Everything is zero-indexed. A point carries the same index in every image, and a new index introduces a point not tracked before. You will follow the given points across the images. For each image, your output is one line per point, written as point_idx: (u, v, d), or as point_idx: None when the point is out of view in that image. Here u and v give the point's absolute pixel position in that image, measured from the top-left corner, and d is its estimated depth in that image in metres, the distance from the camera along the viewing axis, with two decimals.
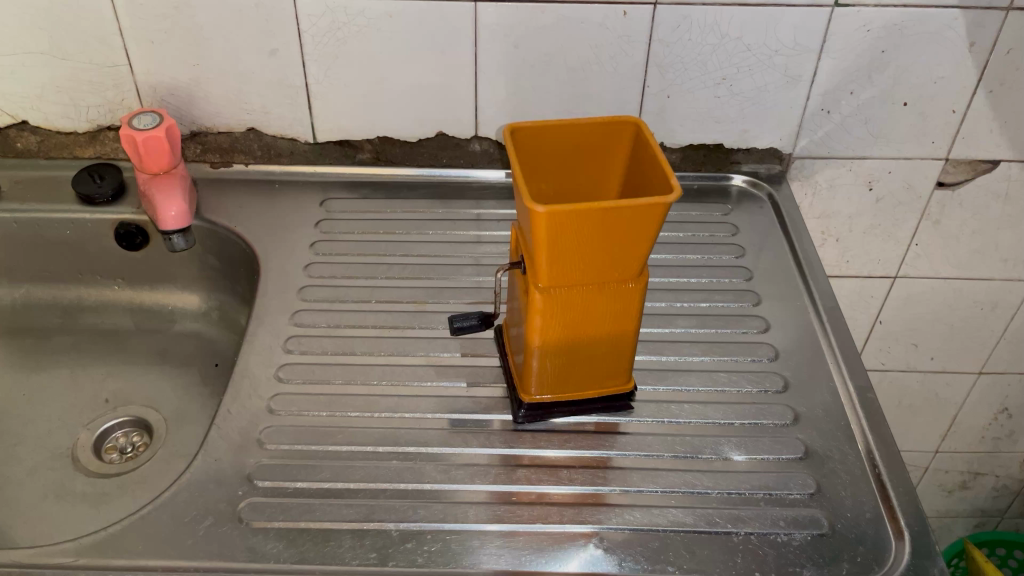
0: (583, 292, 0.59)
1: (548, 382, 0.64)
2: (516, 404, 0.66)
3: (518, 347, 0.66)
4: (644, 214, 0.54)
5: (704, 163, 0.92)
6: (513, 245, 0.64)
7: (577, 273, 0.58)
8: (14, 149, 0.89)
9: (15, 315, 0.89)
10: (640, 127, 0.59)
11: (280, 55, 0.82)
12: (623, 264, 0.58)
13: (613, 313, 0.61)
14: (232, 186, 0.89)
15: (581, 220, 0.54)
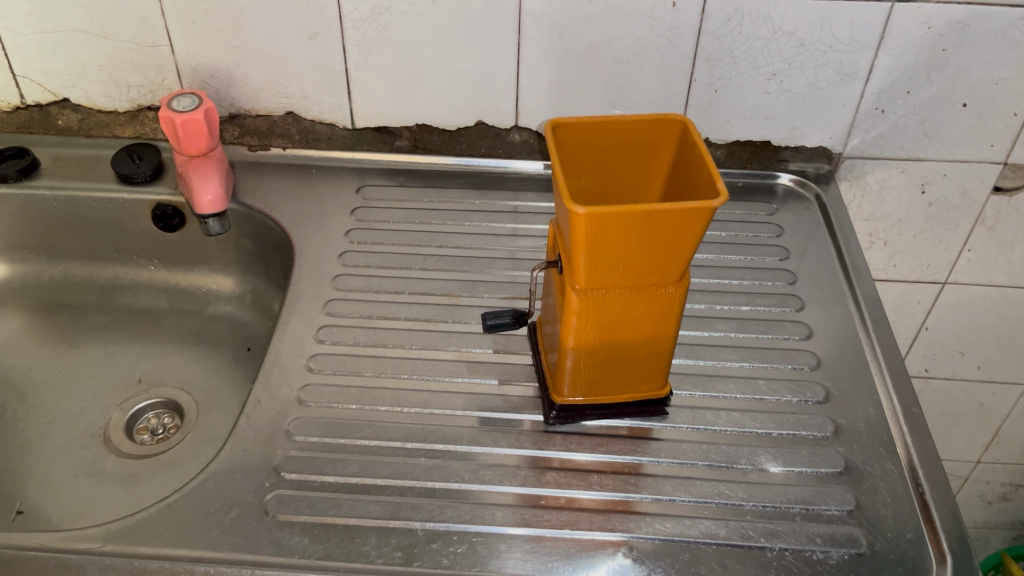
0: (621, 295, 0.58)
1: (581, 384, 0.63)
2: (547, 404, 0.65)
3: (552, 345, 0.65)
4: (689, 219, 0.52)
5: (750, 160, 0.89)
6: (551, 241, 0.63)
7: (615, 275, 0.56)
8: (55, 127, 0.90)
9: (53, 291, 0.90)
10: (687, 126, 0.57)
11: (320, 39, 0.81)
12: (664, 268, 0.56)
13: (652, 317, 0.59)
14: (269, 170, 0.89)
15: (622, 223, 0.52)
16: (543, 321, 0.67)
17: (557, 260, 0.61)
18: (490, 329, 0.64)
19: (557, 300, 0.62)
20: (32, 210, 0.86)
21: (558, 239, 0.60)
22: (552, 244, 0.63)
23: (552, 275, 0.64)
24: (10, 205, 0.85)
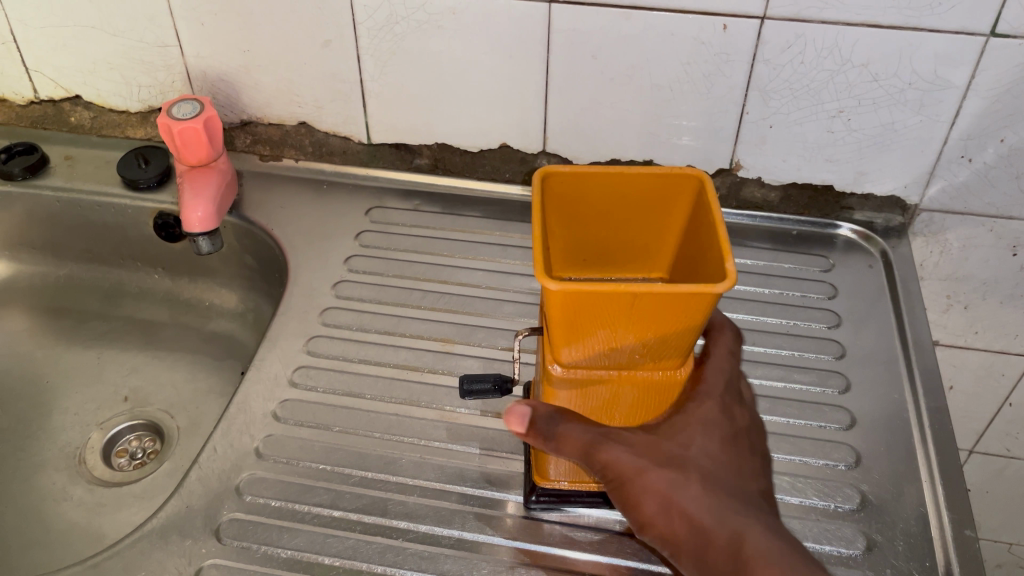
0: (609, 378, 0.49)
1: (565, 474, 0.54)
2: (527, 488, 0.56)
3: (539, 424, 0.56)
4: (686, 304, 0.43)
5: (807, 207, 0.79)
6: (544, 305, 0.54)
7: (603, 356, 0.48)
8: (68, 123, 0.86)
9: (56, 294, 0.87)
10: (703, 185, 0.48)
11: (333, 47, 0.74)
12: (659, 351, 0.48)
13: (646, 403, 0.51)
14: (280, 183, 0.83)
15: (605, 301, 0.43)
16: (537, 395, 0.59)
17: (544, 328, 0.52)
18: (468, 395, 0.55)
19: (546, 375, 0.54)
20: (37, 210, 0.83)
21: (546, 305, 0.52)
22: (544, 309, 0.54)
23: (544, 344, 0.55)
24: (15, 203, 0.82)
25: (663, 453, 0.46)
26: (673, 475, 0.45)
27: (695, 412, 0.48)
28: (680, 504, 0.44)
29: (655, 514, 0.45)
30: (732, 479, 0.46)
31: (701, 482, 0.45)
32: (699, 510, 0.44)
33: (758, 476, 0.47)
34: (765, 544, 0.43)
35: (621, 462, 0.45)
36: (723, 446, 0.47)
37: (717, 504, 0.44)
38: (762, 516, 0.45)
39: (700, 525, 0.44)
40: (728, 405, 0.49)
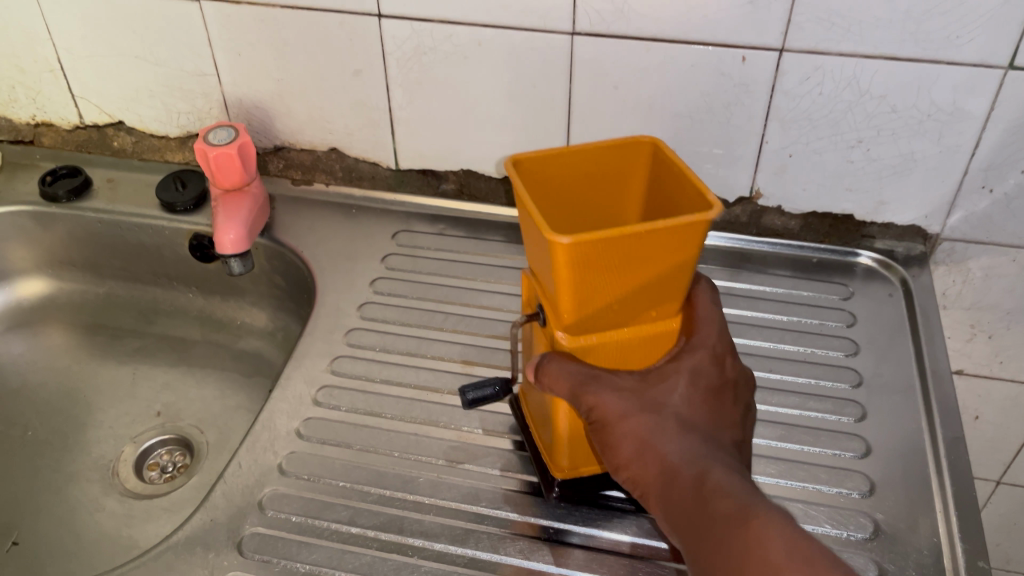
0: (614, 334, 0.51)
1: (580, 459, 0.57)
2: (546, 485, 0.59)
3: (540, 413, 0.59)
4: (687, 235, 0.46)
5: (828, 235, 0.79)
6: (528, 291, 0.56)
7: (609, 315, 0.49)
8: (111, 148, 0.90)
9: (95, 311, 0.90)
10: (658, 145, 0.53)
11: (363, 76, 0.77)
12: (662, 297, 0.50)
13: (648, 352, 0.53)
14: (310, 207, 0.86)
15: (614, 250, 0.44)
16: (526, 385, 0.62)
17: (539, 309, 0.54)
18: (473, 403, 0.60)
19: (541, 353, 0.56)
20: (78, 230, 0.86)
21: (540, 286, 0.53)
22: (529, 294, 0.56)
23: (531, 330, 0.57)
24: (58, 224, 0.86)
25: (648, 399, 0.50)
26: (650, 418, 0.50)
27: (686, 359, 0.52)
28: (655, 441, 0.49)
29: (632, 450, 0.50)
30: (705, 427, 0.50)
31: (676, 423, 0.50)
32: (670, 447, 0.49)
33: (733, 431, 0.52)
34: (727, 481, 0.46)
35: (606, 399, 0.50)
36: (703, 395, 0.51)
37: (688, 443, 0.49)
38: (731, 459, 0.49)
39: (671, 465, 0.48)
40: (718, 355, 0.53)
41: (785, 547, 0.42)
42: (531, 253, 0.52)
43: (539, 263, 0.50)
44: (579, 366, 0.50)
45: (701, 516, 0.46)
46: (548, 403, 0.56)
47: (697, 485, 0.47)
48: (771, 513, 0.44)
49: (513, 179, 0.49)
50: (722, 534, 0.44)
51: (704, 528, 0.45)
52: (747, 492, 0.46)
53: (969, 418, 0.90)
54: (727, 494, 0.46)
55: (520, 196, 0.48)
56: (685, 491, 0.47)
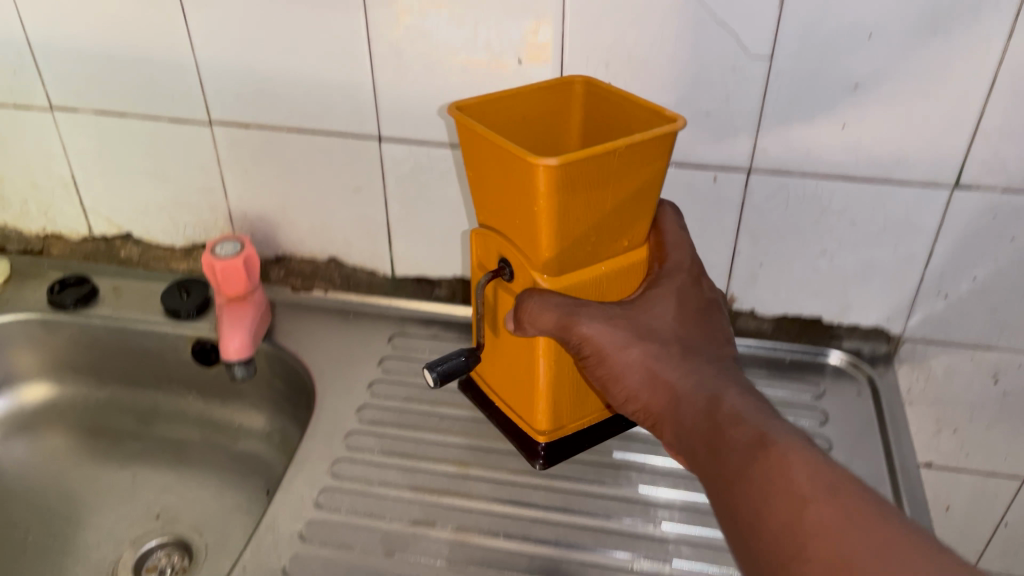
0: (586, 260, 0.59)
1: (558, 416, 0.66)
2: (530, 455, 0.68)
3: (512, 380, 0.67)
4: (648, 152, 0.55)
5: (800, 334, 0.84)
6: (491, 249, 0.64)
7: (582, 246, 0.57)
8: (117, 258, 0.94)
9: (96, 415, 0.93)
10: (588, 82, 0.66)
11: (363, 192, 0.83)
12: (626, 223, 0.59)
13: (615, 279, 0.61)
14: (308, 313, 0.90)
15: (588, 169, 0.52)
16: (489, 362, 0.70)
17: (508, 256, 0.61)
18: (443, 376, 0.64)
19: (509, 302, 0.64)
20: (83, 336, 0.90)
21: (510, 233, 0.60)
22: (492, 252, 0.64)
23: (492, 287, 0.65)
24: (64, 330, 0.89)
25: (643, 326, 0.56)
26: (650, 344, 0.55)
27: (666, 283, 0.60)
28: (656, 367, 0.54)
29: (636, 375, 0.55)
30: (701, 346, 0.56)
31: (671, 350, 0.55)
32: (674, 375, 0.53)
33: (725, 344, 0.57)
34: (741, 403, 0.49)
35: (603, 332, 0.55)
36: (687, 319, 0.58)
37: (689, 371, 0.53)
38: (728, 373, 0.53)
39: (679, 394, 0.52)
40: (696, 281, 0.60)
41: (798, 456, 0.44)
42: (496, 204, 0.60)
43: (511, 205, 0.57)
44: (564, 300, 0.56)
45: (718, 443, 0.48)
46: (524, 361, 0.64)
47: (709, 401, 0.50)
48: (783, 431, 0.46)
49: (470, 128, 0.57)
50: (738, 452, 0.46)
51: (719, 449, 0.47)
52: (756, 413, 0.48)
53: (940, 509, 0.94)
54: (741, 422, 0.47)
55: (486, 142, 0.55)
56: (694, 414, 0.51)
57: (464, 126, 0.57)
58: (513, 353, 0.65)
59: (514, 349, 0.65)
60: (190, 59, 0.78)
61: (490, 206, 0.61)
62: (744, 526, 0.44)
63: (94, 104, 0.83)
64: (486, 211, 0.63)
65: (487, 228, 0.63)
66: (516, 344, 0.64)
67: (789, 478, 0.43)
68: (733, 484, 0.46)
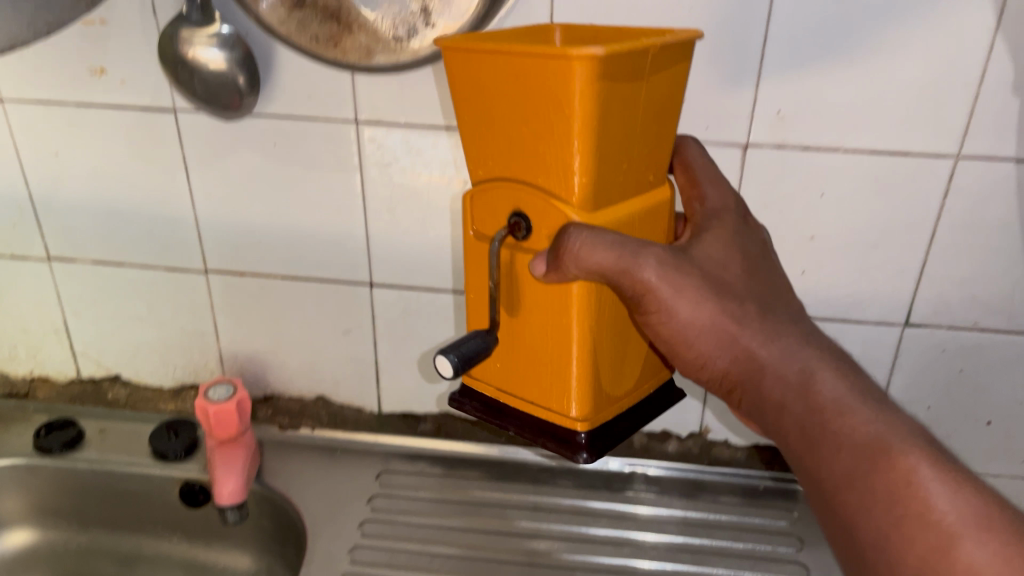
0: (616, 196, 0.51)
1: (596, 396, 0.53)
2: (571, 449, 0.53)
3: (532, 365, 0.54)
4: (674, 60, 0.49)
5: (771, 462, 0.89)
6: (498, 203, 0.52)
7: (614, 172, 0.49)
8: (104, 399, 0.95)
9: (76, 560, 0.91)
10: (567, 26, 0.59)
11: (353, 334, 0.87)
12: (652, 148, 0.52)
13: (646, 219, 0.53)
14: (296, 451, 0.92)
15: (623, 64, 0.45)
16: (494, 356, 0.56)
17: (525, 206, 0.50)
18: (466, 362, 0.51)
19: (529, 270, 0.52)
20: (67, 480, 0.90)
21: (525, 169, 0.50)
22: (499, 206, 0.52)
23: (503, 257, 0.53)
24: (47, 474, 0.90)
25: (714, 275, 0.50)
26: (729, 299, 0.49)
27: (719, 226, 0.55)
28: (735, 321, 0.49)
29: (707, 342, 0.49)
30: (771, 298, 0.52)
31: (746, 302, 0.50)
32: (760, 345, 0.49)
33: (786, 288, 0.54)
34: (839, 390, 0.47)
35: (665, 270, 0.48)
36: (745, 258, 0.53)
37: (774, 338, 0.49)
38: (810, 339, 0.50)
39: (768, 364, 0.48)
40: (746, 222, 0.56)
41: (931, 478, 0.43)
42: (508, 142, 0.50)
43: (530, 131, 0.48)
44: (618, 237, 0.47)
45: (823, 436, 0.46)
46: (552, 330, 0.52)
47: (799, 386, 0.47)
48: (904, 438, 0.44)
49: (469, 55, 0.48)
50: (852, 458, 0.45)
51: (825, 447, 0.46)
52: (869, 413, 0.46)
53: None
54: (854, 423, 0.45)
55: (498, 61, 0.47)
56: (790, 394, 0.47)
57: (462, 55, 0.49)
58: (534, 325, 0.53)
59: (536, 318, 0.52)
60: (190, 214, 0.83)
61: (495, 151, 0.51)
62: (862, 538, 0.44)
63: (91, 255, 0.86)
64: (488, 163, 0.52)
65: (489, 182, 0.52)
66: (537, 307, 0.52)
67: (924, 501, 0.42)
68: (846, 487, 0.45)
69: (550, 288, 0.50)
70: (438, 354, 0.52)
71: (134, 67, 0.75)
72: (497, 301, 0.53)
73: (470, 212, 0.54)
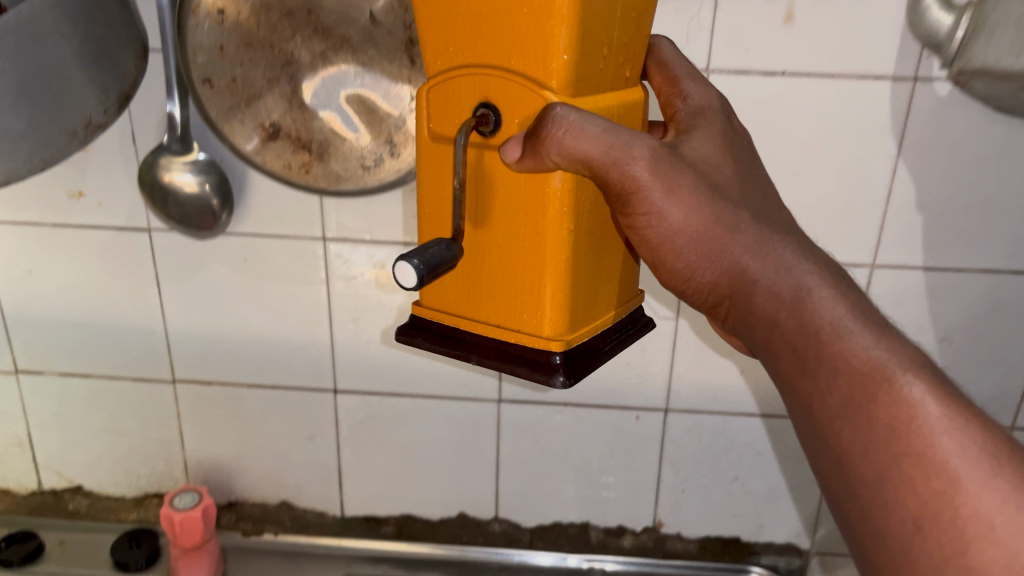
0: (596, 86, 0.46)
1: (573, 311, 0.47)
2: (546, 373, 0.46)
3: (498, 282, 0.47)
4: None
5: (722, 553, 0.92)
6: (460, 95, 0.45)
7: (596, 55, 0.44)
8: (65, 510, 0.95)
9: None
10: None
11: (317, 439, 0.90)
12: (632, 43, 0.48)
13: (628, 114, 0.48)
14: (260, 557, 0.93)
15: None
16: (449, 278, 0.49)
17: (494, 95, 0.44)
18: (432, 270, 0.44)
19: (502, 165, 0.45)
20: None
21: (495, 51, 0.44)
22: (463, 100, 0.45)
23: (468, 155, 0.46)
24: None
25: (706, 179, 0.47)
26: (721, 203, 0.47)
27: (708, 134, 0.51)
28: (724, 228, 0.46)
29: (694, 253, 0.47)
30: (762, 214, 0.49)
31: (736, 208, 0.47)
32: (751, 260, 0.46)
33: (776, 209, 0.52)
34: (842, 309, 0.44)
35: (657, 168, 0.44)
36: (731, 160, 0.51)
37: (766, 252, 0.47)
38: (803, 251, 0.47)
39: (766, 281, 0.46)
40: (735, 136, 0.53)
41: (929, 403, 0.40)
42: (474, 22, 0.44)
43: (504, 3, 0.42)
44: (606, 122, 0.43)
45: (820, 361, 0.43)
46: (524, 238, 0.45)
47: (790, 303, 0.45)
48: (907, 365, 0.42)
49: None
50: (848, 387, 0.42)
51: (822, 374, 0.43)
52: (869, 338, 0.43)
53: None
54: (855, 347, 0.43)
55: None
56: (782, 311, 0.45)
57: None
58: (502, 235, 0.46)
59: (505, 226, 0.46)
60: (161, 327, 0.86)
61: (457, 35, 0.45)
62: (852, 471, 0.42)
63: (59, 368, 0.88)
64: (448, 50, 0.46)
65: (447, 73, 0.46)
66: (506, 207, 0.46)
67: (923, 437, 0.40)
68: (840, 416, 0.42)
69: (525, 175, 0.44)
70: (398, 261, 0.44)
71: (112, 190, 0.80)
72: (462, 207, 0.46)
73: (424, 108, 0.47)
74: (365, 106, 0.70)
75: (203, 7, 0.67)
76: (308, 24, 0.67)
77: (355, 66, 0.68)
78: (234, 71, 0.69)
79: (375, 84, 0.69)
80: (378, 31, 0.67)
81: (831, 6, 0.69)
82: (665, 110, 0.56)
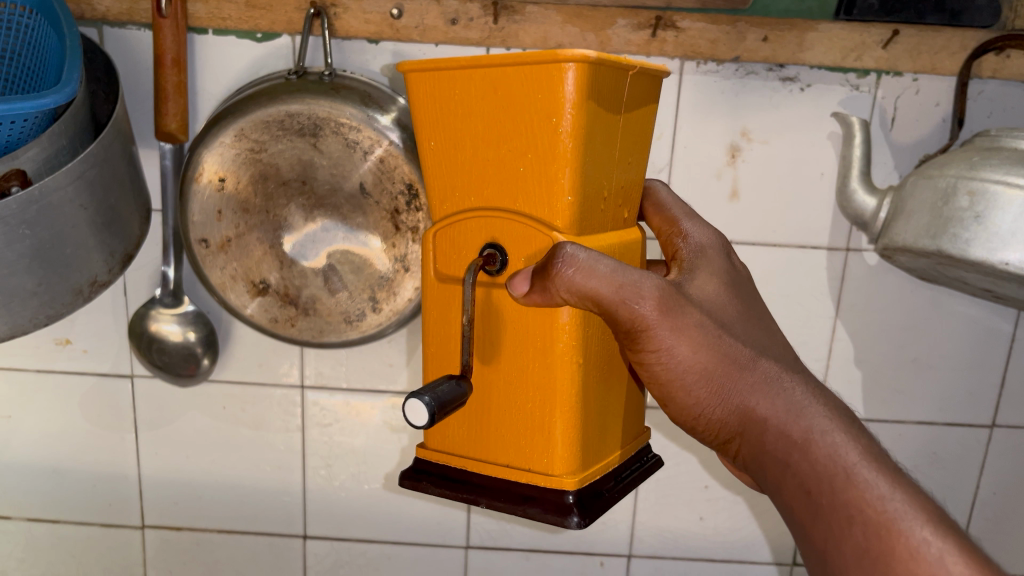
0: (596, 226, 0.49)
1: (582, 448, 0.49)
2: (560, 512, 0.47)
3: (508, 417, 0.49)
4: (648, 95, 0.50)
5: None
6: (467, 239, 0.49)
7: (596, 199, 0.48)
8: None
9: None
10: None
11: None
12: (625, 190, 0.52)
13: (625, 251, 0.52)
14: None
15: (607, 84, 0.45)
16: (459, 418, 0.51)
17: (501, 236, 0.47)
18: (438, 404, 0.44)
19: (509, 302, 0.48)
20: None
21: (501, 196, 0.47)
22: (469, 242, 0.48)
23: (476, 293, 0.49)
24: None
25: (712, 318, 0.50)
26: (727, 342, 0.50)
27: (708, 271, 0.55)
28: (733, 366, 0.50)
29: (705, 389, 0.50)
30: (763, 350, 0.52)
31: (746, 348, 0.51)
32: (761, 401, 0.50)
33: (777, 340, 0.55)
34: (844, 449, 0.47)
35: (665, 307, 0.47)
36: (735, 298, 0.54)
37: (776, 393, 0.50)
38: (815, 394, 0.50)
39: (775, 419, 0.49)
40: (733, 271, 0.57)
41: (949, 563, 0.42)
42: (480, 169, 0.48)
43: (508, 152, 0.46)
44: (615, 263, 0.45)
45: (834, 506, 0.46)
46: (534, 375, 0.48)
47: (801, 446, 0.48)
48: (922, 518, 0.44)
49: (444, 71, 0.47)
50: (864, 535, 0.44)
51: (836, 520, 0.45)
52: (884, 486, 0.45)
53: None
54: (870, 495, 0.45)
55: (475, 76, 0.46)
56: (795, 453, 0.48)
57: (435, 78, 0.47)
58: (511, 373, 0.49)
59: (513, 364, 0.48)
60: (135, 471, 0.87)
61: (464, 182, 0.49)
62: None
63: (25, 511, 0.88)
64: (456, 195, 0.49)
65: (453, 217, 0.49)
66: (515, 346, 0.48)
67: None
68: (855, 564, 0.44)
69: (533, 309, 0.46)
70: (410, 399, 0.45)
71: (99, 339, 0.83)
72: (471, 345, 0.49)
73: (431, 251, 0.50)
74: (350, 263, 0.76)
75: (205, 176, 0.73)
76: (300, 192, 0.74)
77: (340, 227, 0.75)
78: (229, 233, 0.75)
79: (358, 241, 0.75)
80: (366, 201, 0.74)
81: (771, 185, 0.78)
82: (663, 246, 0.60)
